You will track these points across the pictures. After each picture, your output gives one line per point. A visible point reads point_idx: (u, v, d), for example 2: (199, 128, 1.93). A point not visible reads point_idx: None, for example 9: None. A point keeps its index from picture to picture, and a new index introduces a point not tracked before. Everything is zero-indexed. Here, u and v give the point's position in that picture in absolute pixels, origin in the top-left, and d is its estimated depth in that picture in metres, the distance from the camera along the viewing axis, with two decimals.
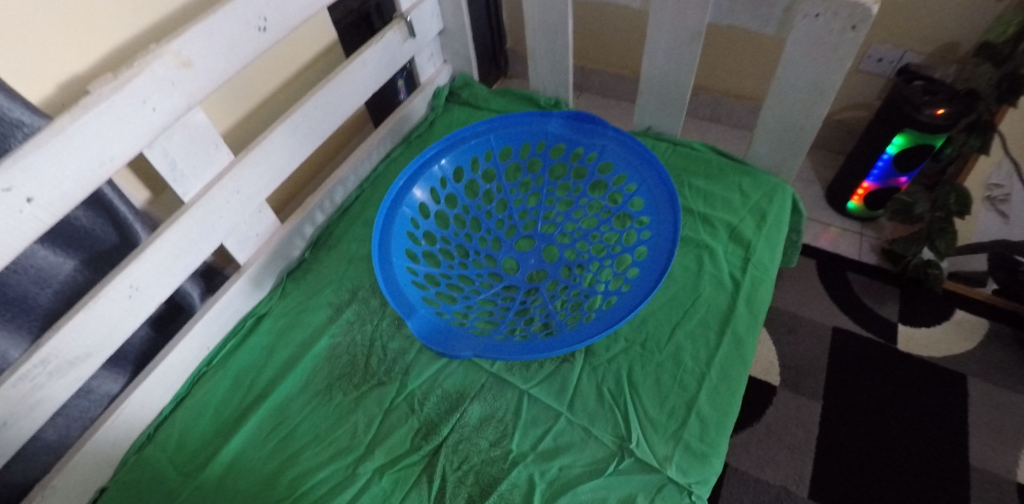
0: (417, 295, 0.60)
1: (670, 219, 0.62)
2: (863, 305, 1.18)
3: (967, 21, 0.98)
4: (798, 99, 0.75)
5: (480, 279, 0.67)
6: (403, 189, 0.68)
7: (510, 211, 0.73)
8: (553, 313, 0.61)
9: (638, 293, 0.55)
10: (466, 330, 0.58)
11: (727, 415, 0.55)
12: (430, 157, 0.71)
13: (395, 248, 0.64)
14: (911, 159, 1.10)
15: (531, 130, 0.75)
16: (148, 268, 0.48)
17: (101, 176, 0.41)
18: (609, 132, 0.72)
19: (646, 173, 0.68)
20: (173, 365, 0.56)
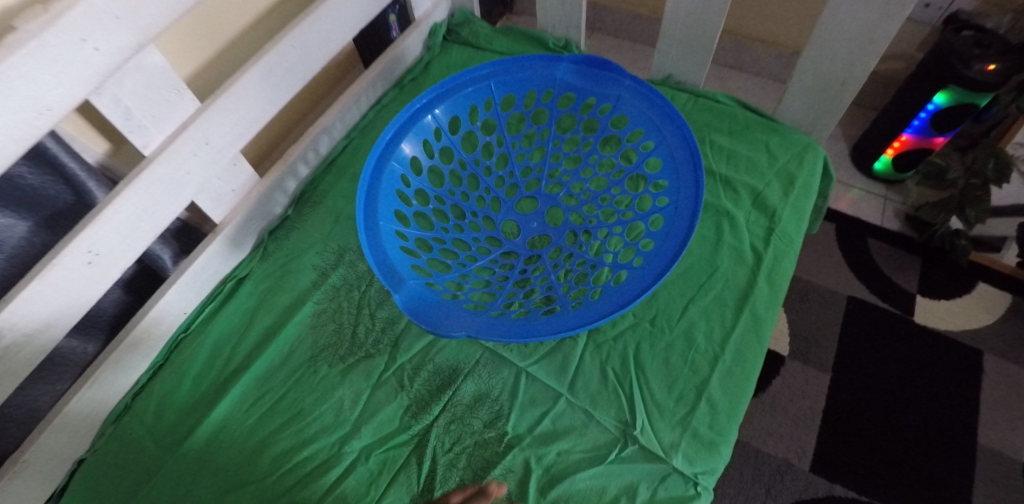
0: (406, 264, 0.55)
1: (692, 186, 0.54)
2: (881, 274, 1.13)
3: None
4: (841, 48, 0.66)
5: (477, 244, 0.62)
6: (391, 143, 0.60)
7: (511, 167, 0.67)
8: (556, 285, 0.56)
9: (651, 273, 0.49)
10: (459, 305, 0.53)
11: (740, 400, 0.51)
12: (421, 106, 0.62)
13: (382, 209, 0.57)
14: (951, 119, 0.99)
15: (538, 75, 0.65)
16: (108, 231, 0.43)
17: (39, 130, 0.35)
18: (626, 81, 0.62)
19: (666, 131, 0.59)
20: (146, 334, 0.52)
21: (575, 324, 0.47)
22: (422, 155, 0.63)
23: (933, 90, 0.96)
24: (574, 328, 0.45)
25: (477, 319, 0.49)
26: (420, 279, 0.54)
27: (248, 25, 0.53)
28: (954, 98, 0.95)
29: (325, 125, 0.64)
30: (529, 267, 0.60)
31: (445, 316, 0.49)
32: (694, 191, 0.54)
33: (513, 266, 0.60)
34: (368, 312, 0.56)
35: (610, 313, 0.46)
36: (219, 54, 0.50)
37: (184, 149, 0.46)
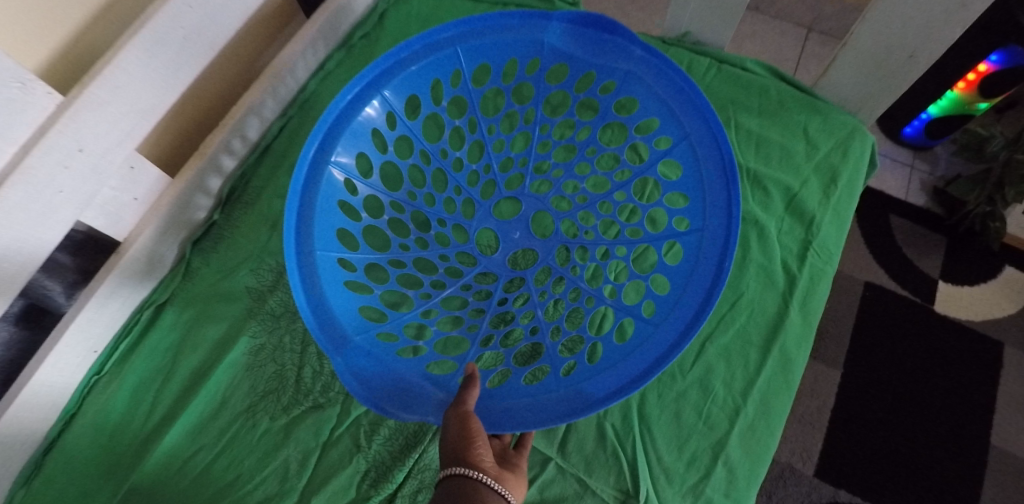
0: (356, 311, 0.45)
1: (721, 213, 0.44)
2: (903, 258, 1.03)
3: None
4: (917, 7, 0.51)
5: (446, 264, 0.53)
6: (325, 144, 0.46)
7: (488, 159, 0.55)
8: (542, 324, 0.48)
9: (664, 340, 0.41)
10: (421, 363, 0.44)
11: (764, 462, 0.43)
12: (363, 90, 0.47)
13: (321, 234, 0.45)
14: (997, 85, 0.85)
15: (520, 39, 0.48)
16: None
17: None
18: (637, 50, 0.46)
19: (691, 127, 0.45)
20: (49, 382, 0.42)
21: (569, 410, 0.39)
22: (369, 149, 0.49)
23: (989, 50, 0.81)
24: (566, 417, 0.39)
25: (442, 392, 0.41)
26: (373, 327, 0.45)
27: None
28: (1014, 56, 0.80)
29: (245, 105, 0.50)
30: (509, 293, 0.51)
31: (405, 393, 0.41)
32: (722, 227, 0.43)
33: (491, 292, 0.52)
34: (316, 350, 0.47)
35: (609, 398, 0.39)
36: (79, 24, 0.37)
37: (48, 162, 0.35)
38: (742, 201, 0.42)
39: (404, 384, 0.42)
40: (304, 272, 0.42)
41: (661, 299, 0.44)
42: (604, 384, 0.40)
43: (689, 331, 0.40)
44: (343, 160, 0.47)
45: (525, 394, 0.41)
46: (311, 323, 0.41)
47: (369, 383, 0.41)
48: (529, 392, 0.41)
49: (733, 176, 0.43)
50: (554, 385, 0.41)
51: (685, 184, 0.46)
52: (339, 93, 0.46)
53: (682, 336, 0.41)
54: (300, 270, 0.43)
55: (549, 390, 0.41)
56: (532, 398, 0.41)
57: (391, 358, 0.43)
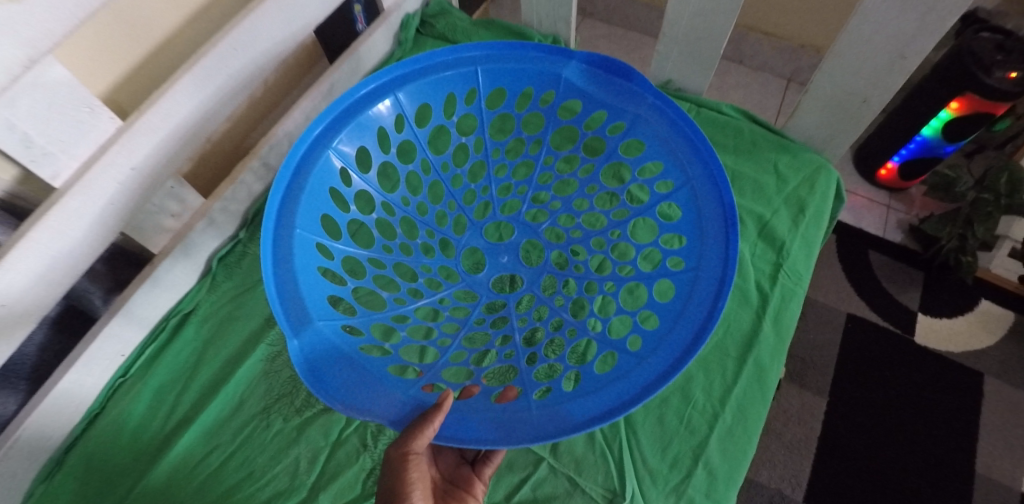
0: (322, 298, 0.47)
1: (717, 257, 0.47)
2: (882, 291, 1.08)
3: None
4: (866, 59, 0.58)
5: (427, 275, 0.58)
6: (329, 130, 0.52)
7: (488, 182, 0.62)
8: (518, 350, 0.52)
9: (646, 376, 0.43)
10: (384, 364, 0.46)
11: (741, 465, 0.46)
12: (366, 94, 0.53)
13: (305, 209, 0.49)
14: (959, 131, 0.95)
15: (538, 71, 0.55)
16: (17, 277, 0.37)
17: None
18: (649, 98, 0.53)
19: (693, 172, 0.51)
20: (78, 381, 0.46)
21: (534, 436, 0.40)
22: (370, 144, 0.55)
23: (948, 97, 0.89)
24: (536, 439, 0.39)
25: (406, 401, 0.42)
26: (339, 319, 0.47)
27: (173, 32, 0.46)
28: (972, 104, 0.88)
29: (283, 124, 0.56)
30: (489, 314, 0.56)
31: (361, 385, 0.43)
32: (717, 270, 0.46)
33: (469, 309, 0.56)
34: None
35: (587, 424, 0.40)
36: (139, 67, 0.45)
37: (105, 178, 0.40)
38: (738, 240, 0.46)
39: (362, 377, 0.43)
40: (279, 242, 0.46)
41: (649, 335, 0.46)
42: (591, 407, 0.41)
43: (670, 363, 0.43)
44: (344, 149, 0.52)
45: (500, 408, 0.42)
46: (275, 299, 0.44)
47: (320, 365, 0.43)
48: (493, 412, 0.42)
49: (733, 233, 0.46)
50: (525, 405, 0.43)
51: (683, 227, 0.50)
52: (350, 89, 0.53)
53: (668, 363, 0.43)
54: (275, 242, 0.46)
55: (519, 408, 0.42)
56: (500, 419, 0.41)
57: (353, 351, 0.45)
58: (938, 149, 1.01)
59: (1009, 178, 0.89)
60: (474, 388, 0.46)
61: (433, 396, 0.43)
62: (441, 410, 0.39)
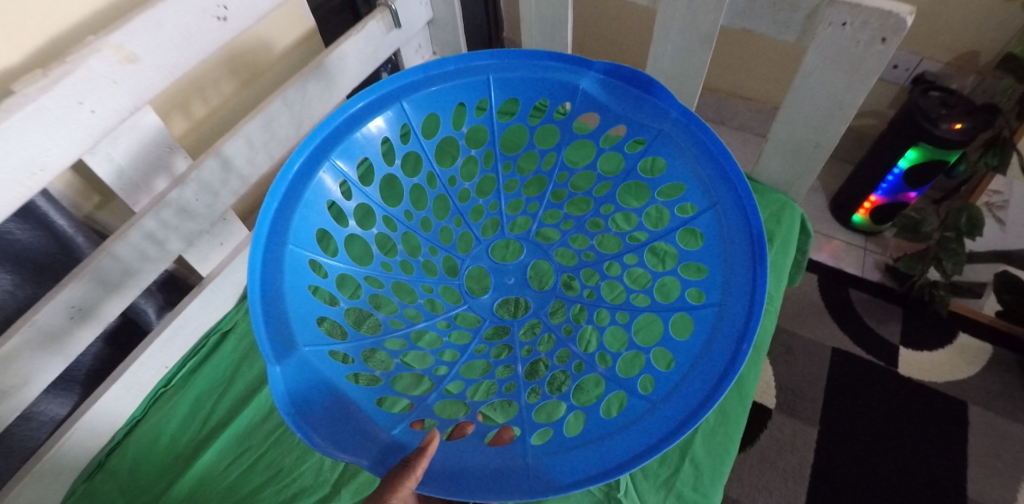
0: (309, 321, 0.46)
1: (744, 293, 0.45)
2: (864, 325, 1.14)
3: (996, 32, 0.91)
4: (814, 111, 0.68)
5: (430, 298, 0.59)
6: (321, 149, 0.49)
7: (497, 198, 0.62)
8: (520, 382, 0.51)
9: (650, 434, 0.41)
10: (371, 395, 0.45)
11: (725, 459, 0.51)
12: (364, 108, 0.51)
13: (297, 226, 0.47)
14: (921, 176, 1.04)
15: (555, 84, 0.52)
16: (93, 287, 0.44)
17: (29, 187, 0.36)
18: (674, 113, 0.50)
19: (718, 198, 0.48)
20: (128, 387, 0.51)
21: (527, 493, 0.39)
22: (372, 157, 0.52)
23: (904, 147, 1.00)
24: (528, 495, 0.38)
25: (391, 439, 0.41)
26: (327, 345, 0.46)
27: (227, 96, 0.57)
28: (926, 154, 0.98)
29: (260, 114, 0.51)
30: (491, 340, 0.56)
31: (353, 428, 0.41)
32: (744, 309, 0.45)
33: (471, 335, 0.57)
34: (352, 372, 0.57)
35: (583, 483, 0.39)
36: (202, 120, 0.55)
37: (173, 207, 0.48)
38: (768, 282, 0.44)
39: (351, 416, 0.42)
40: (269, 260, 0.44)
41: (662, 376, 0.45)
42: (580, 467, 0.40)
43: (676, 417, 0.41)
44: (340, 164, 0.50)
45: (496, 456, 0.41)
46: (261, 324, 0.42)
47: (302, 395, 0.42)
48: (491, 457, 0.41)
49: (761, 297, 0.43)
50: (520, 451, 0.42)
51: (705, 255, 0.48)
52: (346, 102, 0.50)
53: (683, 410, 0.41)
54: (266, 259, 0.44)
55: (516, 454, 0.41)
56: (496, 468, 0.40)
57: (339, 383, 0.44)
58: (906, 193, 1.11)
59: (966, 217, 0.96)
60: (467, 427, 0.44)
61: (416, 438, 0.41)
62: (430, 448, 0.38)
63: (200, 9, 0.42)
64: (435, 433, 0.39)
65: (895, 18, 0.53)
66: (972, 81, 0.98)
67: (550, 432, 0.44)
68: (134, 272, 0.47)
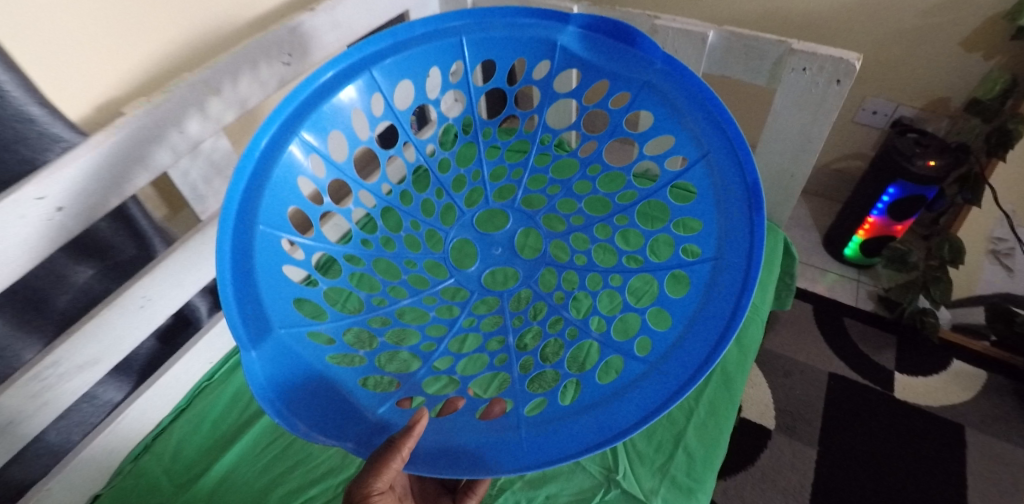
0: (286, 303, 0.45)
1: (740, 250, 0.43)
2: (859, 352, 1.17)
3: (959, 80, 1.01)
4: (787, 144, 0.76)
5: (416, 274, 0.61)
6: (286, 128, 0.44)
7: (478, 166, 0.62)
8: (512, 358, 0.53)
9: (658, 394, 0.42)
10: (353, 375, 0.45)
11: (716, 448, 0.56)
12: (334, 77, 0.46)
13: (268, 207, 0.43)
14: (905, 209, 1.11)
15: (534, 43, 0.49)
16: (160, 281, 0.51)
17: (126, 190, 0.45)
18: (658, 63, 0.46)
19: (708, 144, 0.45)
20: (176, 377, 0.57)
21: (511, 468, 0.40)
22: (345, 131, 0.48)
23: (886, 183, 1.08)
24: (518, 469, 0.39)
25: (376, 418, 0.43)
26: (303, 326, 0.46)
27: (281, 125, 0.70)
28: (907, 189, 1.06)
29: None
30: (483, 312, 0.59)
31: (342, 404, 0.42)
32: (742, 265, 0.43)
33: (459, 309, 0.59)
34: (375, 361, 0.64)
35: (584, 451, 0.40)
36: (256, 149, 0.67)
37: None
38: (766, 233, 0.42)
39: (338, 400, 0.43)
40: (240, 243, 0.42)
41: (659, 338, 0.46)
42: (581, 439, 0.41)
43: (667, 378, 0.42)
44: (310, 139, 0.45)
45: (487, 431, 0.43)
46: (235, 314, 0.40)
47: (284, 385, 0.41)
48: (481, 434, 0.42)
49: (757, 256, 0.41)
50: (514, 422, 0.43)
51: (698, 209, 0.47)
52: (310, 75, 0.45)
53: (677, 375, 0.42)
54: (235, 242, 0.41)
55: (509, 426, 0.43)
56: (480, 446, 0.42)
57: (320, 364, 0.44)
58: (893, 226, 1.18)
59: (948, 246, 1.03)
60: (458, 403, 0.47)
61: (403, 417, 0.43)
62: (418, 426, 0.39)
63: (270, 56, 0.53)
64: (424, 412, 0.40)
65: (845, 62, 0.62)
66: (946, 124, 1.08)
67: (545, 403, 0.46)
68: (186, 271, 0.53)
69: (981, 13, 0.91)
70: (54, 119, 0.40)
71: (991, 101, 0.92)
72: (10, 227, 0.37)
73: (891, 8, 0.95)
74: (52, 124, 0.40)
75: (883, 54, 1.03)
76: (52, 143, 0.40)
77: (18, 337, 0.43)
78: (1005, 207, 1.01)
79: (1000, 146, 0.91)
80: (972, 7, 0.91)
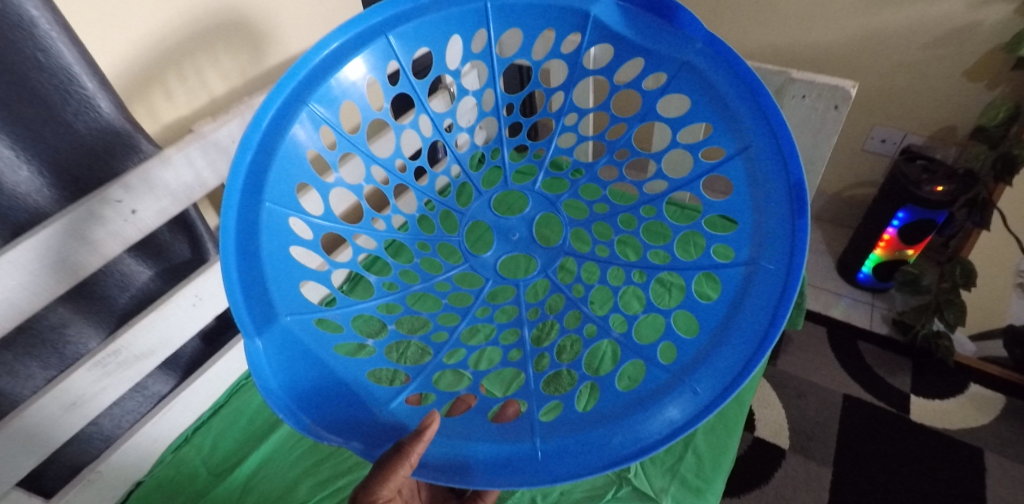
0: (291, 286, 0.44)
1: (782, 248, 0.42)
2: (874, 375, 1.15)
3: (964, 109, 1.04)
4: None
5: (432, 257, 0.63)
6: (287, 109, 0.42)
7: (497, 145, 0.61)
8: (527, 361, 0.55)
9: (675, 418, 0.41)
10: (360, 369, 0.44)
11: (724, 453, 0.58)
12: (344, 46, 0.43)
13: (274, 182, 0.41)
14: (918, 232, 1.12)
15: (566, 17, 0.46)
16: (210, 282, 0.56)
17: (189, 198, 0.51)
18: (699, 41, 0.43)
19: (751, 139, 0.42)
20: (219, 374, 0.61)
21: (532, 481, 0.40)
22: (358, 102, 0.45)
23: (896, 207, 1.10)
24: (536, 483, 0.39)
25: (387, 419, 0.42)
26: (310, 314, 0.45)
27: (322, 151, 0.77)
28: (914, 213, 1.08)
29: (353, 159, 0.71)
30: (495, 303, 0.62)
31: (354, 413, 0.41)
32: (780, 273, 0.42)
33: (472, 296, 0.62)
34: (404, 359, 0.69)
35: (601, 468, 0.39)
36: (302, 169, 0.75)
37: None
38: (810, 235, 0.39)
39: (346, 396, 0.42)
40: (244, 225, 0.40)
41: (683, 344, 0.46)
42: (607, 454, 0.40)
43: (689, 388, 0.42)
44: (320, 111, 0.43)
45: (502, 439, 0.42)
46: (237, 294, 0.39)
47: (297, 381, 0.41)
48: (495, 445, 0.42)
49: (799, 262, 0.40)
50: (529, 429, 0.44)
51: (732, 207, 0.46)
52: (312, 49, 0.42)
53: (700, 385, 0.42)
54: (240, 219, 0.40)
55: (525, 437, 0.43)
56: (496, 457, 0.41)
57: (324, 354, 0.43)
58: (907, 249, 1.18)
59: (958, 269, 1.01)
60: (470, 402, 0.48)
61: (415, 419, 0.43)
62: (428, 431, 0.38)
63: None
64: (435, 416, 0.39)
65: (840, 89, 0.66)
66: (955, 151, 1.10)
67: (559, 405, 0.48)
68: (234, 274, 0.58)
69: (984, 44, 0.94)
70: (104, 93, 0.44)
71: (995, 129, 0.96)
72: (94, 227, 0.44)
73: (895, 40, 1.01)
74: (98, 97, 0.43)
75: (890, 85, 1.08)
76: (88, 111, 0.43)
77: (83, 325, 0.48)
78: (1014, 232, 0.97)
79: (1007, 172, 0.91)
80: (976, 40, 0.95)
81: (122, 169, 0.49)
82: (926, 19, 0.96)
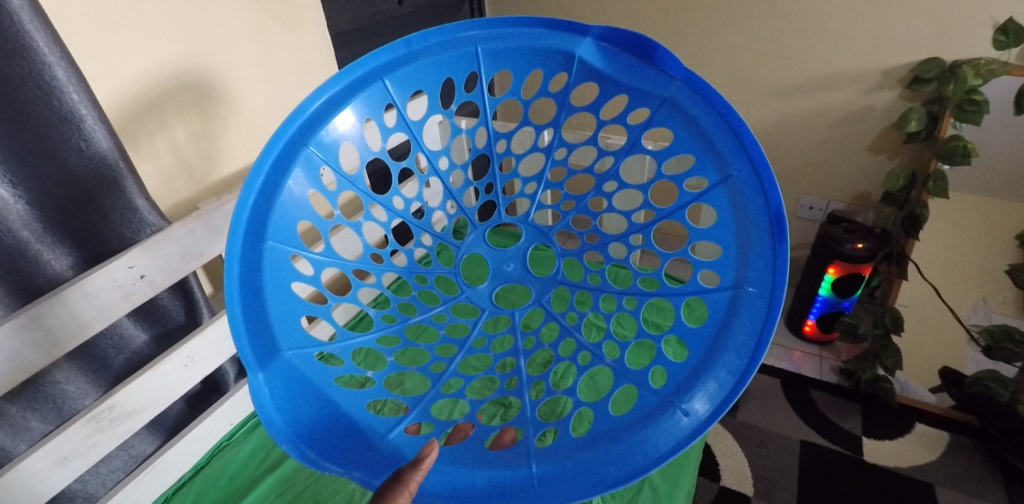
0: (293, 322, 0.50)
1: (765, 267, 0.46)
2: (826, 419, 1.19)
3: (869, 178, 1.23)
4: None
5: (430, 292, 0.69)
6: (282, 163, 0.48)
7: (491, 179, 0.66)
8: (524, 389, 0.59)
9: (674, 435, 0.46)
10: (360, 400, 0.49)
11: (676, 485, 0.67)
12: (341, 92, 0.49)
13: (278, 220, 0.48)
14: (848, 287, 1.25)
15: (546, 64, 0.52)
16: (202, 344, 0.61)
17: (189, 267, 0.60)
18: (677, 79, 0.48)
19: (732, 169, 0.47)
20: (201, 434, 0.64)
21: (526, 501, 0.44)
22: (358, 143, 0.51)
23: (826, 264, 1.23)
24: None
25: (388, 457, 0.46)
26: (310, 348, 0.50)
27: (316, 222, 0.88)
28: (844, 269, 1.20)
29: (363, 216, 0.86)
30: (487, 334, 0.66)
31: (359, 438, 0.47)
32: (764, 294, 0.46)
33: (471, 327, 0.67)
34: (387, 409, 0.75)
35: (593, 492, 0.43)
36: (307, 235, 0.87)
37: None
38: (789, 266, 0.44)
39: (348, 429, 0.47)
40: (246, 264, 0.46)
41: (672, 369, 0.50)
42: (599, 481, 0.44)
43: (681, 408, 0.47)
44: (316, 154, 0.49)
45: (501, 466, 0.46)
46: (240, 332, 0.45)
47: (297, 414, 0.46)
48: (493, 473, 0.46)
49: (777, 296, 0.44)
50: (525, 453, 0.48)
51: (715, 235, 0.49)
52: (308, 98, 0.48)
53: (692, 407, 0.46)
54: (243, 255, 0.46)
55: (525, 464, 0.46)
56: (492, 484, 0.45)
57: (326, 388, 0.48)
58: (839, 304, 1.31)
59: (887, 317, 1.15)
60: (467, 430, 0.52)
61: (410, 447, 0.48)
62: (426, 460, 0.40)
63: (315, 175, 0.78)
64: (433, 446, 0.41)
65: None
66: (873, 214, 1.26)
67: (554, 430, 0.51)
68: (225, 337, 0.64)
69: (878, 124, 1.15)
70: (133, 178, 0.53)
71: (899, 193, 1.14)
72: (103, 288, 0.51)
73: (807, 123, 1.21)
74: (128, 183, 0.52)
75: (810, 159, 1.26)
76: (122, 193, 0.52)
77: (80, 384, 0.53)
78: (932, 282, 1.16)
79: (913, 230, 1.12)
80: (873, 120, 1.14)
81: (134, 241, 0.56)
82: (829, 105, 1.17)
